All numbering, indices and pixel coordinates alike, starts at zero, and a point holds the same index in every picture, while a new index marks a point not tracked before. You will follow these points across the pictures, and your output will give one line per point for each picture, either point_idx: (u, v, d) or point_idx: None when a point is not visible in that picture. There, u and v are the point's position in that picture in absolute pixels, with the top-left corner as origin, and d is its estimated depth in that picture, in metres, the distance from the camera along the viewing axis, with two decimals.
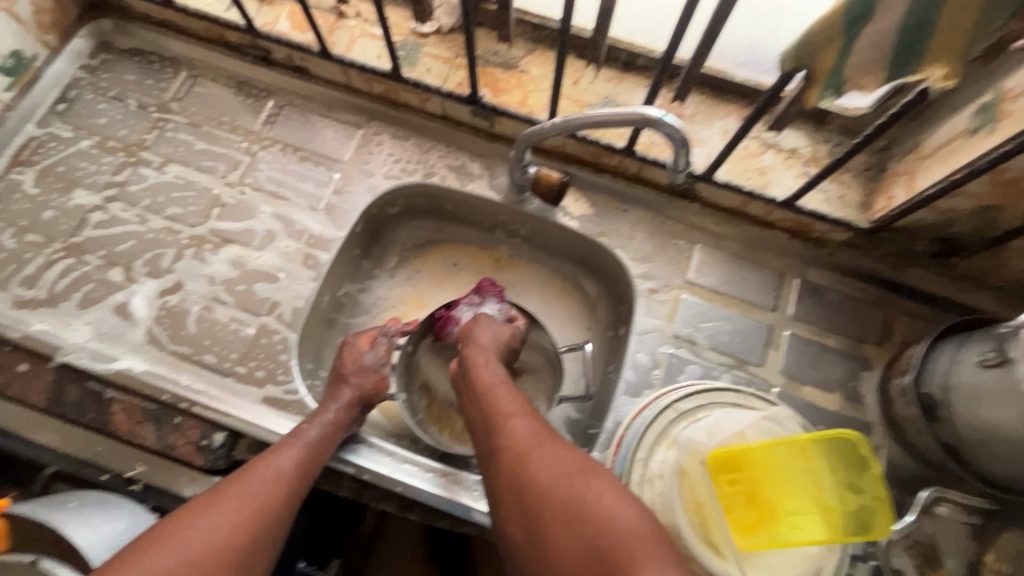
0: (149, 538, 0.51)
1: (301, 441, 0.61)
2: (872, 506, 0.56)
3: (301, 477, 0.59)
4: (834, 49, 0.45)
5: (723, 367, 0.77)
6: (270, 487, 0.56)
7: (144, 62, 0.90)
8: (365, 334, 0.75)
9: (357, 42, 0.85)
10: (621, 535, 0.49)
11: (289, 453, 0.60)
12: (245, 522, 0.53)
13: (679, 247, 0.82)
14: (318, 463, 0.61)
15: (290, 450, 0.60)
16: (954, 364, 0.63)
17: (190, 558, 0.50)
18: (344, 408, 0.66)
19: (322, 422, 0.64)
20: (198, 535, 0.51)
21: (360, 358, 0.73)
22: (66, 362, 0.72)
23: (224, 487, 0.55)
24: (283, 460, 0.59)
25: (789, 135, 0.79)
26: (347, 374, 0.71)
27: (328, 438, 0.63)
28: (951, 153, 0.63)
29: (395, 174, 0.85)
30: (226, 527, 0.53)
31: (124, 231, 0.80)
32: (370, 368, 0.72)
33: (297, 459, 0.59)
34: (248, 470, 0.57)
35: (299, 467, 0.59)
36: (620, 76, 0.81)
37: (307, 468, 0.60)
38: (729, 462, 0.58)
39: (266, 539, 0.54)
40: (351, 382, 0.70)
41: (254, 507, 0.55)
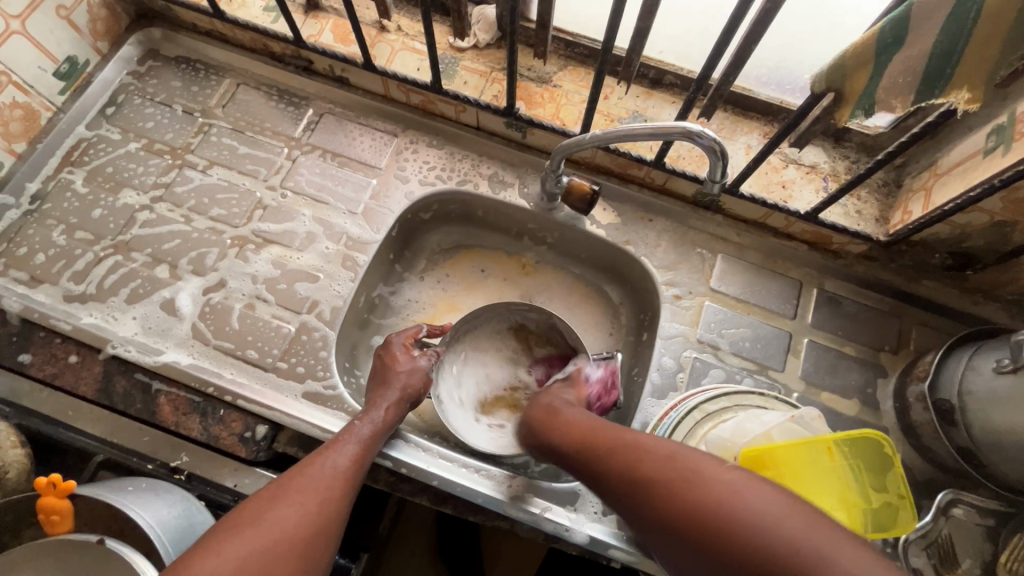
0: (219, 529, 0.51)
1: (358, 437, 0.64)
2: (895, 503, 0.59)
3: (357, 469, 0.61)
4: (866, 71, 0.49)
5: (744, 372, 0.80)
6: (332, 479, 0.58)
7: (190, 69, 0.94)
8: (408, 336, 0.78)
9: (397, 55, 0.89)
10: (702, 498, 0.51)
11: (344, 448, 0.62)
12: (312, 515, 0.54)
13: (702, 256, 0.86)
14: (369, 459, 0.63)
15: (345, 445, 0.62)
16: (970, 371, 0.66)
17: (266, 545, 0.50)
18: (393, 406, 0.69)
19: (372, 419, 0.67)
20: (272, 523, 0.52)
21: (403, 358, 0.75)
22: (115, 354, 0.74)
23: (288, 478, 0.56)
24: (340, 455, 0.60)
25: (809, 152, 0.83)
26: (393, 370, 0.73)
27: (377, 436, 0.66)
28: (967, 171, 0.66)
29: (430, 181, 0.88)
30: (295, 519, 0.53)
31: (170, 231, 0.83)
32: (416, 367, 0.75)
33: (353, 455, 0.61)
34: (305, 462, 0.59)
35: (355, 462, 0.61)
36: (649, 93, 0.84)
37: (361, 463, 0.62)
38: (759, 461, 0.60)
39: (330, 530, 0.55)
40: (395, 378, 0.73)
41: (320, 498, 0.56)
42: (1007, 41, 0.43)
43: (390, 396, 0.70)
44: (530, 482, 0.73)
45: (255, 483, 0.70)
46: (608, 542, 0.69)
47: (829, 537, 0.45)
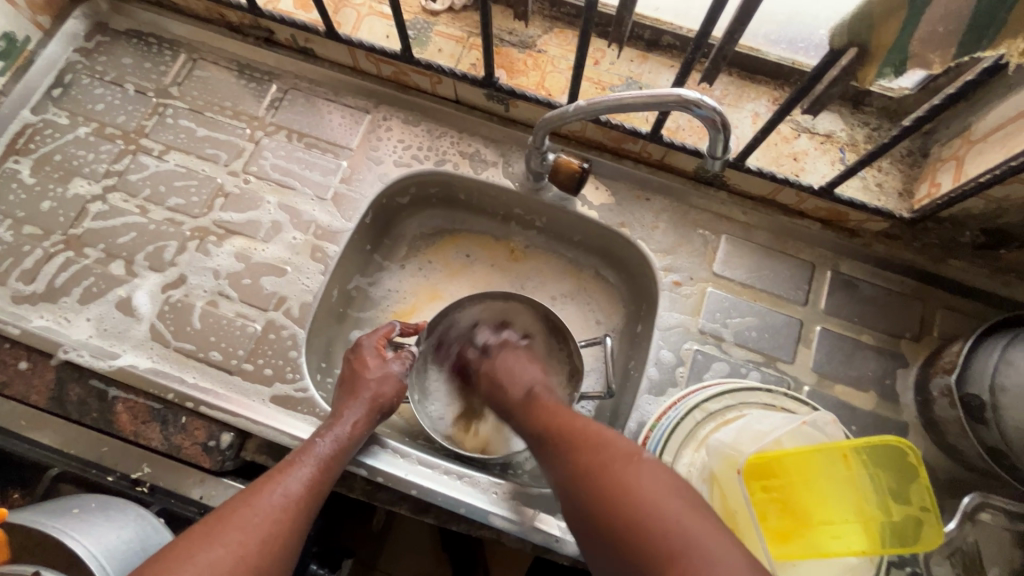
0: None
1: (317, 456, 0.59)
2: (919, 516, 0.53)
3: (311, 498, 0.56)
4: (896, 21, 0.40)
5: (751, 364, 0.73)
6: (280, 513, 0.53)
7: (142, 44, 0.86)
8: (379, 336, 0.73)
9: (364, 21, 0.80)
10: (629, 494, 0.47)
11: (298, 471, 0.57)
12: (252, 551, 0.49)
13: (704, 238, 0.78)
14: (328, 483, 0.59)
15: (299, 470, 0.57)
16: (1005, 365, 0.59)
17: None
18: (361, 420, 0.64)
19: (333, 436, 0.61)
20: (198, 566, 0.47)
21: (375, 362, 0.70)
22: (68, 360, 0.69)
23: (226, 515, 0.51)
24: (293, 481, 0.56)
25: (824, 119, 0.74)
26: (364, 379, 0.68)
27: (343, 452, 0.61)
28: (1006, 137, 0.58)
29: (405, 162, 0.81)
30: (230, 559, 0.48)
31: (125, 223, 0.76)
32: (391, 374, 0.70)
33: (308, 479, 0.57)
34: (254, 490, 0.54)
35: (309, 488, 0.56)
36: (644, 56, 0.76)
37: (316, 489, 0.57)
38: (766, 469, 0.54)
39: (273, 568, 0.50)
40: (366, 388, 0.67)
41: (262, 534, 0.51)
42: None
43: (357, 408, 0.65)
44: (517, 489, 0.67)
45: (221, 495, 0.65)
46: None
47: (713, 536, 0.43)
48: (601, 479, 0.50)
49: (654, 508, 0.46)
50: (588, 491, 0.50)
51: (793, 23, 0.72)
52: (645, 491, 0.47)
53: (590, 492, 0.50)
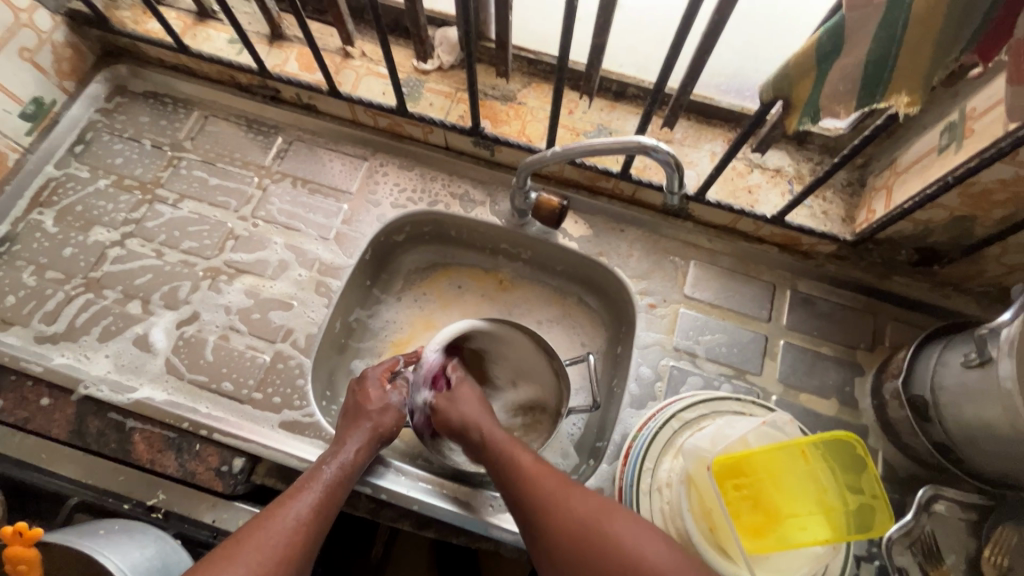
0: None
1: (324, 480, 0.64)
2: (872, 503, 0.58)
3: (320, 520, 0.61)
4: (809, 80, 0.49)
5: (722, 377, 0.80)
6: (291, 534, 0.57)
7: (158, 104, 0.94)
8: (385, 369, 0.79)
9: (362, 81, 0.88)
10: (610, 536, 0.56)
11: (306, 496, 0.61)
12: (269, 571, 0.54)
13: (675, 264, 0.86)
14: (334, 505, 0.63)
15: (307, 495, 0.61)
16: (941, 366, 0.67)
17: None
18: (363, 447, 0.69)
19: (338, 462, 0.66)
20: None
21: (376, 393, 0.75)
22: (88, 394, 0.73)
23: (243, 539, 0.55)
24: (302, 505, 0.60)
25: (773, 156, 0.84)
26: (365, 410, 0.73)
27: (349, 474, 0.66)
28: (923, 169, 0.67)
29: (401, 204, 0.89)
30: None
31: (141, 266, 0.83)
32: (393, 405, 0.75)
33: (316, 503, 0.61)
34: (268, 515, 0.58)
35: (317, 511, 0.61)
36: (613, 105, 0.85)
37: (324, 511, 0.61)
38: (735, 467, 0.61)
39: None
40: (367, 418, 0.72)
41: (276, 557, 0.55)
42: (938, 45, 0.43)
43: (358, 436, 0.70)
44: (510, 501, 0.72)
45: (233, 518, 0.69)
46: None
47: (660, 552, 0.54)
48: (566, 518, 0.58)
49: (619, 557, 0.54)
50: (538, 514, 0.60)
51: (739, 75, 0.82)
52: (608, 537, 0.56)
53: (539, 522, 0.60)
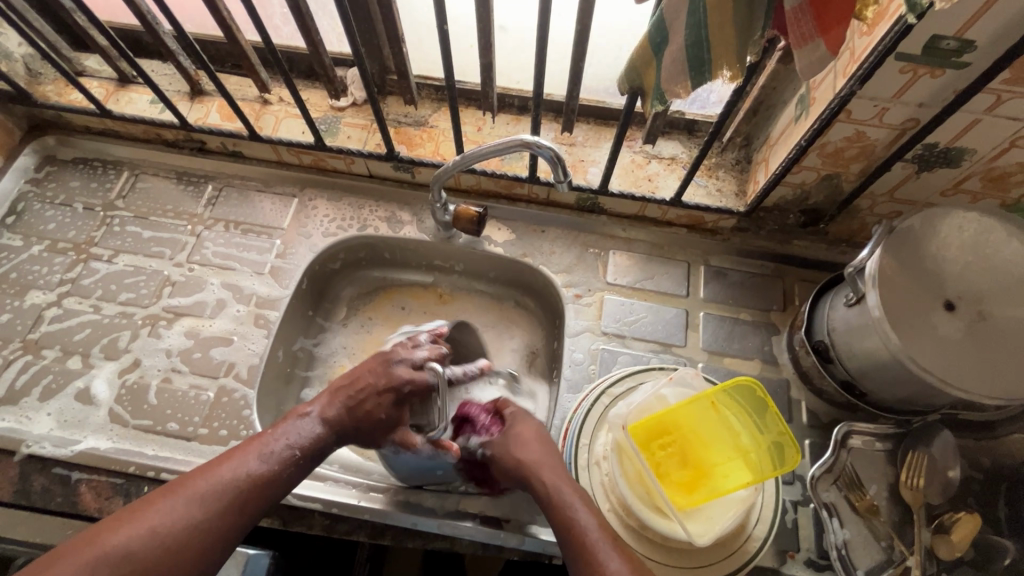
0: (105, 521, 0.52)
1: (292, 441, 0.62)
2: (781, 441, 0.63)
3: (276, 473, 0.60)
4: (652, 66, 0.56)
5: (651, 353, 0.85)
6: (236, 482, 0.57)
7: (88, 168, 0.97)
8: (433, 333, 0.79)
9: (282, 123, 0.94)
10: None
11: (262, 452, 0.60)
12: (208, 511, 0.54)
13: (596, 255, 0.92)
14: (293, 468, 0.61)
15: (262, 451, 0.60)
16: (832, 310, 0.73)
17: (152, 539, 0.51)
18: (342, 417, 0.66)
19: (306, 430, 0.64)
20: (162, 516, 0.53)
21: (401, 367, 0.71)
22: (31, 453, 0.74)
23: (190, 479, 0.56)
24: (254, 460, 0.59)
25: (667, 146, 0.91)
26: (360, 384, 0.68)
27: (315, 450, 0.63)
28: (787, 137, 0.75)
29: (333, 232, 0.93)
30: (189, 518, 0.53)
31: (79, 322, 0.84)
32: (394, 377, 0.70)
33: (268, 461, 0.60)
34: (213, 465, 0.58)
35: (271, 465, 0.60)
36: (517, 119, 0.92)
37: (272, 479, 0.59)
38: (657, 426, 0.66)
39: (198, 548, 0.53)
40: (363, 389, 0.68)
41: (190, 526, 0.53)
42: (741, 23, 0.50)
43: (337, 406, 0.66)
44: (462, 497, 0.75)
45: None
46: (545, 540, 0.72)
47: None
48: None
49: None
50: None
51: None
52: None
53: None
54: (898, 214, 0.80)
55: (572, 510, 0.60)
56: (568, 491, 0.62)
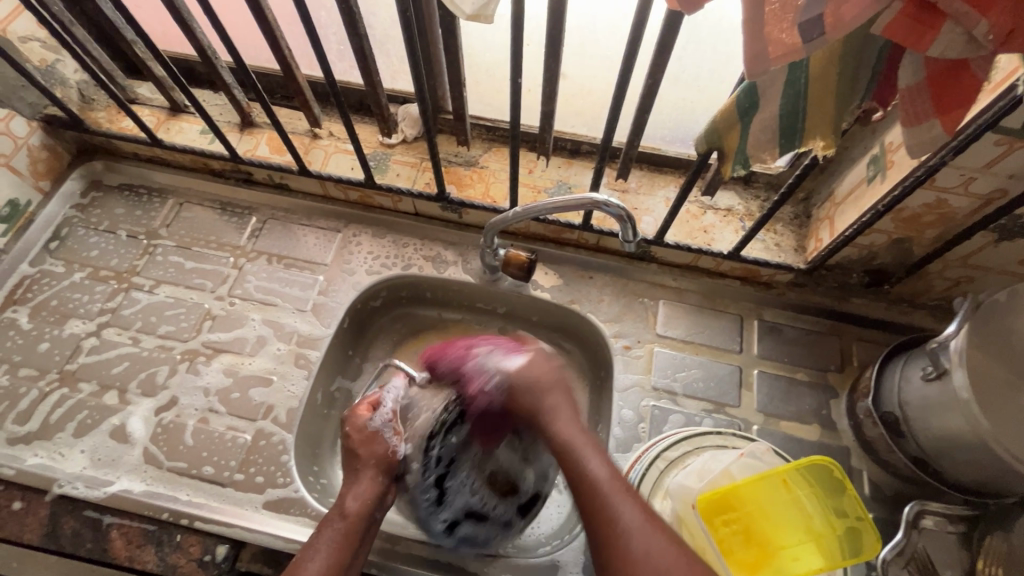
0: None
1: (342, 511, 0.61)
2: (859, 526, 0.60)
3: (344, 552, 0.57)
4: (735, 132, 0.53)
5: (703, 413, 0.81)
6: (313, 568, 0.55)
7: (133, 195, 0.97)
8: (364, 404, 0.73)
9: (331, 158, 0.93)
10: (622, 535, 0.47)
11: (327, 530, 0.59)
12: None
13: (645, 305, 0.89)
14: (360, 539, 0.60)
15: (328, 529, 0.59)
16: (905, 381, 0.70)
17: None
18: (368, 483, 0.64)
19: (356, 494, 0.63)
20: None
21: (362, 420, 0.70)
22: (63, 493, 0.72)
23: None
24: (321, 542, 0.58)
25: (723, 197, 0.89)
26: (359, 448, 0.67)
27: (366, 517, 0.62)
28: (857, 199, 0.73)
29: (376, 270, 0.91)
30: None
31: (118, 354, 0.83)
32: (376, 433, 0.69)
33: (335, 538, 0.58)
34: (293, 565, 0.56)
35: (342, 543, 0.58)
36: (569, 162, 0.90)
37: (341, 559, 0.57)
38: (723, 502, 0.61)
39: None
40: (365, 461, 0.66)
41: None
42: (840, 95, 0.48)
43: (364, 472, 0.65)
44: (507, 561, 0.71)
45: None
46: None
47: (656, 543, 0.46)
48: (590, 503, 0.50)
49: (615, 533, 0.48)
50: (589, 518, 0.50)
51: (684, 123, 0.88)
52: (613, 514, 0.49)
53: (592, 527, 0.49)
54: (969, 279, 0.77)
55: (579, 453, 0.53)
56: (579, 432, 0.56)
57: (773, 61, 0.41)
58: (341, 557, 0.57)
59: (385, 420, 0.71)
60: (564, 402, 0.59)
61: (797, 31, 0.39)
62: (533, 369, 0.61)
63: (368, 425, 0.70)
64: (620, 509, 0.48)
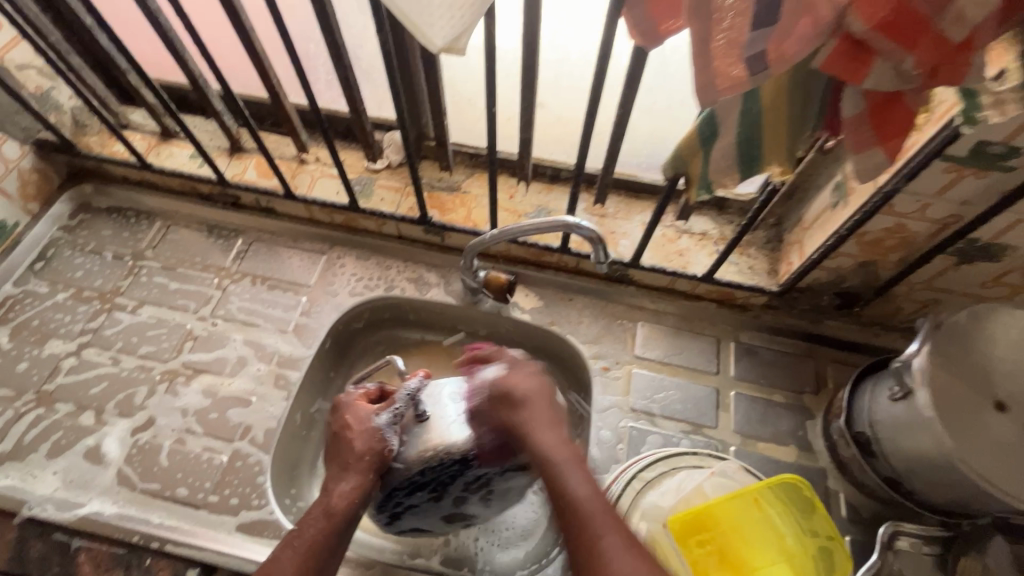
0: None
1: (325, 507, 0.57)
2: (829, 545, 0.61)
3: (324, 551, 0.54)
4: (699, 158, 0.56)
5: (681, 434, 0.82)
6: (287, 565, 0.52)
7: (120, 217, 0.98)
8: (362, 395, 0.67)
9: (318, 183, 0.95)
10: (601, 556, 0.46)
11: (308, 525, 0.55)
12: None
13: (624, 327, 0.91)
14: (343, 536, 0.56)
15: (309, 523, 0.55)
16: (874, 401, 0.71)
17: None
18: (356, 484, 0.59)
19: (344, 489, 0.58)
20: None
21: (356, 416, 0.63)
22: (32, 516, 0.71)
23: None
24: (299, 538, 0.54)
25: (698, 222, 0.92)
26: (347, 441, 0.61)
27: (352, 512, 0.57)
28: (823, 223, 0.75)
29: (359, 291, 0.92)
30: None
31: (97, 374, 0.83)
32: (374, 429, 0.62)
33: (314, 536, 0.54)
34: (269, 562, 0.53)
35: (322, 539, 0.54)
36: (549, 188, 0.93)
37: (318, 558, 0.53)
38: (696, 522, 0.62)
39: None
40: (352, 458, 0.60)
41: None
42: (792, 125, 0.50)
43: (351, 476, 0.59)
44: None
45: None
46: None
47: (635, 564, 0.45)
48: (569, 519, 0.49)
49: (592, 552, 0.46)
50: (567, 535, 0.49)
51: None
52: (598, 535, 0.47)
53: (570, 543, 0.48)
54: (935, 302, 0.79)
55: (565, 469, 0.52)
56: (562, 445, 0.54)
57: (722, 92, 0.44)
58: (318, 559, 0.53)
59: (393, 418, 0.64)
60: (554, 420, 0.57)
61: (744, 65, 0.42)
62: (529, 392, 0.59)
63: (371, 420, 0.63)
64: (602, 529, 0.47)
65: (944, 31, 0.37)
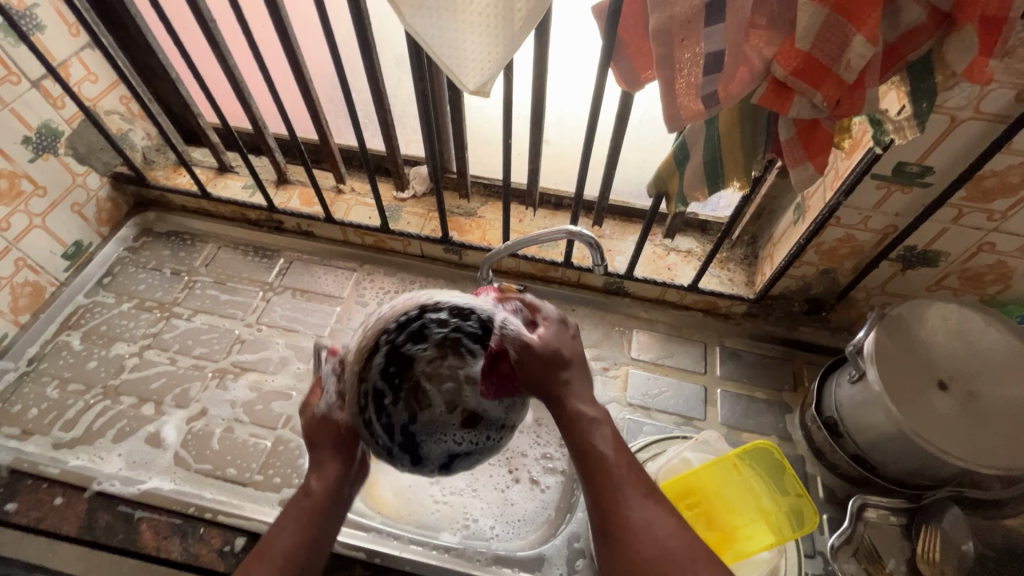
0: None
1: (304, 492, 0.59)
2: (799, 503, 0.69)
3: (312, 527, 0.57)
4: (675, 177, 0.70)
5: (674, 425, 0.92)
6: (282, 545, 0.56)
7: (177, 240, 1.12)
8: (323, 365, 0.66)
9: (353, 210, 1.09)
10: (630, 515, 0.50)
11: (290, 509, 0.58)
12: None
13: (621, 333, 1.02)
14: (330, 513, 0.59)
15: (292, 507, 0.59)
16: (839, 388, 0.81)
17: None
18: (330, 465, 0.61)
19: (318, 474, 0.60)
20: None
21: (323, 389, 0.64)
22: (100, 490, 0.80)
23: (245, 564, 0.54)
24: (285, 522, 0.57)
25: (683, 241, 1.05)
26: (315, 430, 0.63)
27: (334, 493, 0.60)
28: (788, 237, 0.88)
29: (387, 303, 1.05)
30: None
31: (156, 371, 0.94)
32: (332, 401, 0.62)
33: (296, 517, 0.58)
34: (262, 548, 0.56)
35: (308, 519, 0.58)
36: (553, 214, 1.08)
37: (308, 535, 0.57)
38: (683, 489, 0.71)
39: None
40: (324, 441, 0.62)
41: None
42: (745, 146, 0.64)
43: (330, 456, 0.61)
44: (497, 554, 0.80)
45: None
46: None
47: (665, 522, 0.50)
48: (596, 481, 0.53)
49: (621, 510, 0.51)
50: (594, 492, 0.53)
51: None
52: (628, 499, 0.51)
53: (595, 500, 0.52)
54: None
55: (593, 431, 0.55)
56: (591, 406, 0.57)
57: (686, 119, 0.58)
58: (308, 534, 0.57)
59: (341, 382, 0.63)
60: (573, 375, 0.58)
61: (700, 100, 0.56)
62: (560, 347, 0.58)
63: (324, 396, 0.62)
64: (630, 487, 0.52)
65: (841, 75, 0.51)
